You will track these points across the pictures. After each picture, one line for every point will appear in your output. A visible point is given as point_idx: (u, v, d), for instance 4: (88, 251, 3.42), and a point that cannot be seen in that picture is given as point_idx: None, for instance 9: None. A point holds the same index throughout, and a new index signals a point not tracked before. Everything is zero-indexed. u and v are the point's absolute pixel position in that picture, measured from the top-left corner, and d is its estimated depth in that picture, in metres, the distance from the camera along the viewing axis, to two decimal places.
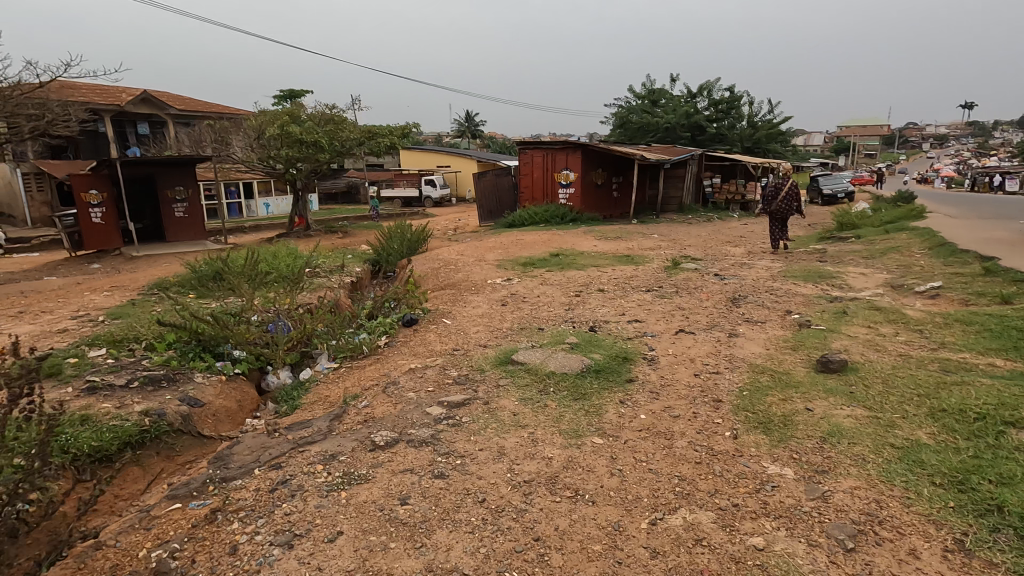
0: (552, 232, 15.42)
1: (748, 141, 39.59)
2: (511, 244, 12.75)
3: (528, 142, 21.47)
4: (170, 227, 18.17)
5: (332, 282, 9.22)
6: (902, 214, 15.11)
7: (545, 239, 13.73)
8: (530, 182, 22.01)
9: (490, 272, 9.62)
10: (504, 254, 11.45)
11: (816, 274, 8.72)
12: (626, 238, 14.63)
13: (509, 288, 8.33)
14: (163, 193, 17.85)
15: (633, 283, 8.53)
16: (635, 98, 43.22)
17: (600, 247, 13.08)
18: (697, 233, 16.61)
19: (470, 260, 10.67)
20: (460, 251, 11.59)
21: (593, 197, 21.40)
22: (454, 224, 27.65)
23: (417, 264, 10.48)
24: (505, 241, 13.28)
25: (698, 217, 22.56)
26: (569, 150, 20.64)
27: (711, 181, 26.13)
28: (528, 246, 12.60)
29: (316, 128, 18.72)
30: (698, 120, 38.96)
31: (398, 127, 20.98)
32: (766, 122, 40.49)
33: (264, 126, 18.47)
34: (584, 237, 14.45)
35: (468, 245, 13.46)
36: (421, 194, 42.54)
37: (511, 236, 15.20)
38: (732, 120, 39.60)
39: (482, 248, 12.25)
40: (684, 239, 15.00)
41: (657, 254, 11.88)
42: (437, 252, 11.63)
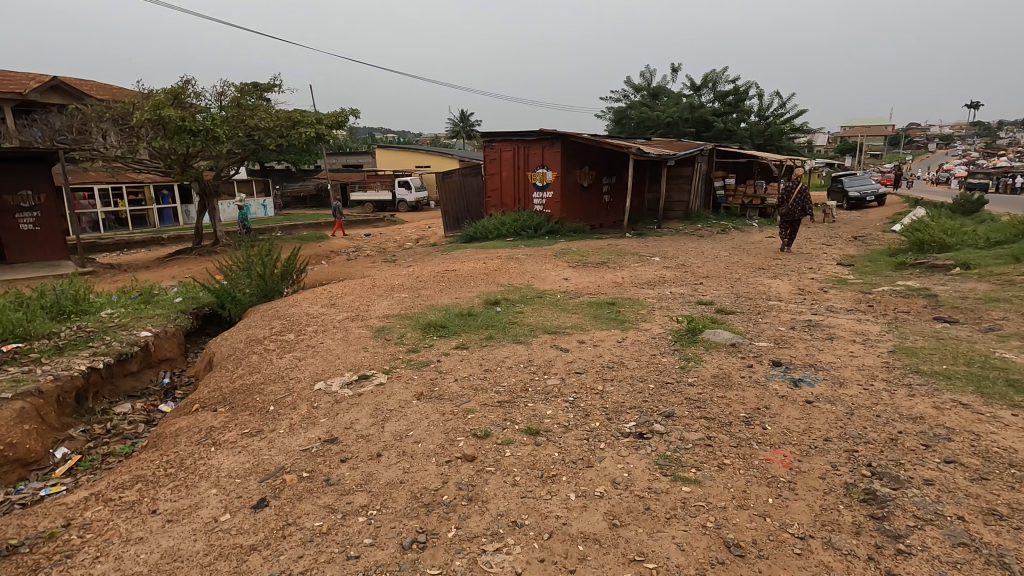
0: (510, 254, 11.11)
1: (760, 137, 35.11)
2: (434, 278, 8.35)
3: (495, 133, 16.99)
4: (14, 244, 13.76)
5: (30, 378, 4.76)
6: (1009, 226, 10.61)
7: (490, 268, 9.28)
8: (498, 184, 17.51)
9: (347, 356, 5.12)
10: (407, 302, 6.93)
11: (982, 369, 4.27)
12: (613, 264, 10.26)
13: (338, 417, 3.82)
14: (2, 200, 13.43)
15: (608, 397, 4.09)
16: (633, 90, 38.85)
17: (572, 283, 8.68)
18: (710, 253, 12.26)
19: (336, 319, 6.19)
20: (339, 295, 7.11)
21: (578, 202, 16.92)
22: (418, 235, 23.31)
23: (239, 324, 6.00)
24: (431, 273, 8.84)
25: (709, 227, 18.12)
26: (545, 143, 16.16)
27: (724, 182, 21.66)
28: (459, 282, 8.13)
29: (211, 114, 14.36)
30: (703, 114, 34.51)
31: (332, 113, 16.69)
32: (777, 117, 36.12)
33: (136, 108, 13.92)
34: (553, 263, 10.08)
35: (377, 278, 9.08)
36: (395, 198, 38.28)
37: (451, 260, 10.77)
38: (741, 114, 35.25)
39: (383, 287, 7.75)
40: (696, 264, 10.65)
41: (658, 299, 7.48)
42: (302, 296, 7.17)
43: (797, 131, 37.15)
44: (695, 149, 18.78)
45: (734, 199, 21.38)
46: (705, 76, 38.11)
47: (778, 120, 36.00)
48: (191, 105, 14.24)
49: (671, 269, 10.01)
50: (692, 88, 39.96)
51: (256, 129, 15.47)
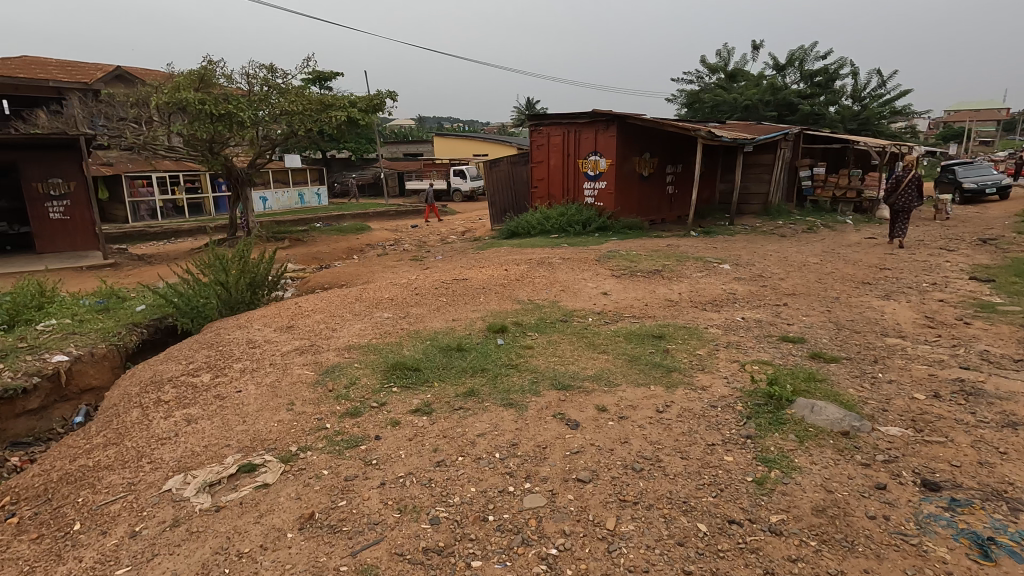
0: (544, 257, 9.38)
1: (853, 121, 31.05)
2: (438, 290, 6.74)
3: (543, 116, 15.12)
4: (44, 234, 13.48)
5: None
6: None
7: (510, 277, 7.57)
8: (545, 173, 15.65)
9: (258, 418, 3.59)
10: (387, 326, 5.36)
11: None
12: (670, 272, 8.27)
13: (147, 569, 2.27)
14: (30, 188, 13.08)
15: (621, 556, 2.29)
16: (708, 71, 35.55)
17: (612, 299, 6.82)
18: (794, 258, 9.97)
19: (280, 351, 4.69)
20: (304, 313, 5.65)
21: (635, 194, 14.81)
22: (465, 228, 21.92)
23: (157, 354, 4.64)
24: (437, 281, 7.25)
25: (792, 224, 15.49)
26: (598, 126, 14.13)
27: (811, 171, 18.72)
28: (465, 297, 6.47)
29: (235, 100, 13.58)
30: (787, 96, 30.94)
31: (367, 96, 15.58)
32: (875, 97, 31.87)
33: (155, 91, 13.19)
34: (592, 270, 8.23)
35: (376, 284, 7.60)
36: (450, 187, 37.26)
37: (473, 264, 9.19)
38: (831, 95, 31.34)
39: (369, 300, 6.22)
40: (777, 274, 8.47)
41: (724, 332, 5.51)
42: (262, 312, 5.78)
43: (898, 114, 32.68)
44: (779, 133, 16.12)
45: (824, 192, 18.43)
46: (791, 53, 34.21)
47: (876, 102, 31.73)
48: (212, 87, 13.43)
49: (744, 282, 7.90)
50: (775, 67, 36.07)
51: (283, 113, 14.48)
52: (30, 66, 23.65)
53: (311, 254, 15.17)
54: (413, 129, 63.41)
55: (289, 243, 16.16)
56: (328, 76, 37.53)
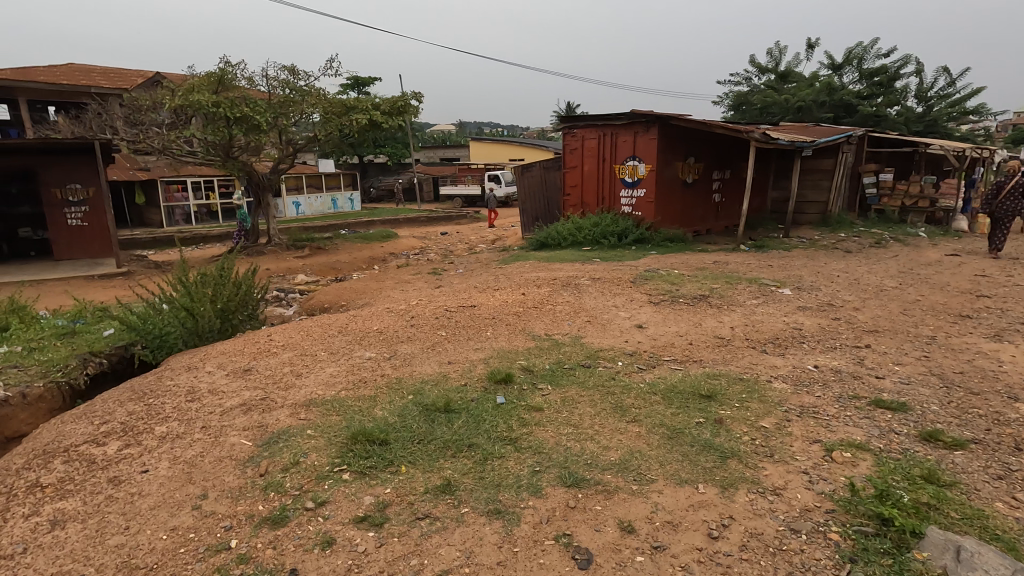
0: (571, 276, 8.28)
1: (919, 124, 28.56)
2: (439, 318, 5.71)
3: (577, 117, 13.95)
4: (62, 240, 13.23)
5: None
6: None
7: (527, 300, 6.50)
8: (578, 179, 14.45)
9: (144, 525, 2.61)
10: (364, 372, 4.35)
11: None
12: (717, 298, 7.04)
13: None
14: (49, 194, 12.84)
15: None
16: (756, 71, 33.61)
17: (649, 333, 5.66)
18: (867, 281, 8.54)
19: (220, 408, 3.73)
20: (271, 351, 4.70)
21: (677, 202, 13.46)
22: (496, 237, 20.94)
23: (73, 408, 3.76)
24: (442, 304, 6.24)
25: (856, 237, 13.85)
26: (637, 128, 12.89)
27: (877, 177, 16.96)
28: (470, 329, 5.41)
29: (253, 102, 13.02)
30: (844, 97, 28.77)
31: (391, 98, 14.86)
32: (944, 97, 29.27)
33: (170, 94, 12.75)
34: (625, 293, 7.08)
35: (374, 307, 6.65)
36: (484, 193, 36.53)
37: (491, 282, 8.17)
38: (894, 95, 28.96)
39: (354, 331, 5.25)
40: (848, 301, 7.12)
41: (793, 390, 4.26)
42: (226, 346, 4.87)
43: (970, 115, 29.91)
44: (841, 135, 14.48)
45: (892, 200, 16.66)
46: (850, 51, 31.89)
47: (945, 102, 29.10)
48: (229, 90, 12.91)
49: (809, 311, 6.59)
50: (831, 66, 33.78)
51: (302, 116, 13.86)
52: (74, 74, 24.13)
53: (330, 263, 14.50)
54: (451, 133, 63.32)
55: (310, 251, 15.57)
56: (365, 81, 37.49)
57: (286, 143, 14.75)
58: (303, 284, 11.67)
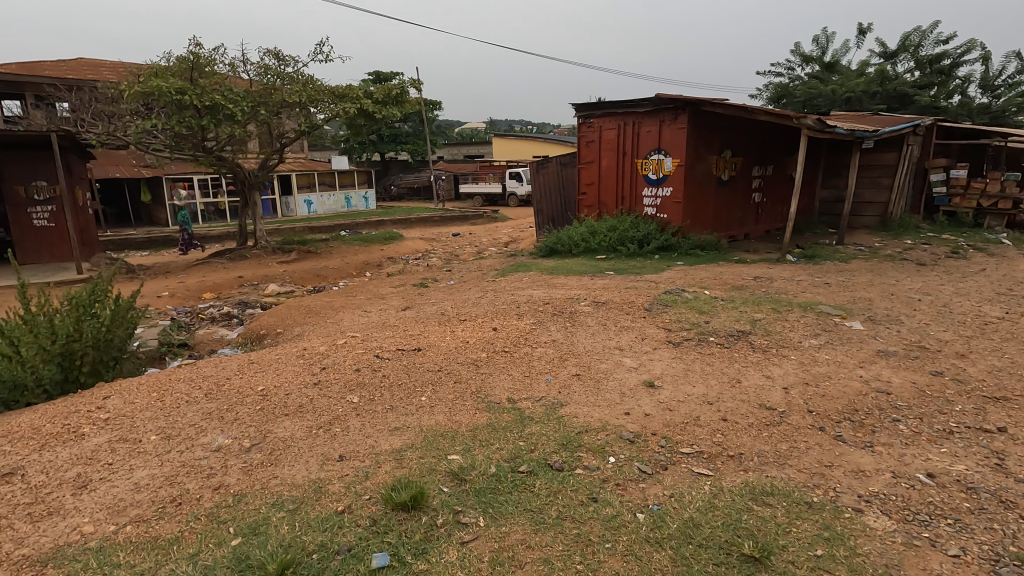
0: (570, 298, 6.56)
1: (985, 114, 25.57)
2: (363, 368, 4.04)
3: (593, 104, 12.11)
4: (25, 242, 12.15)
5: None
6: None
7: (499, 336, 4.78)
8: (594, 176, 12.61)
9: None
10: (188, 484, 2.69)
11: None
12: (761, 334, 5.19)
13: None
14: (12, 191, 11.76)
15: None
16: (800, 60, 30.89)
17: (662, 400, 3.87)
18: (959, 308, 6.52)
19: None
20: (76, 436, 3.08)
21: (711, 204, 11.52)
22: (509, 240, 19.27)
23: None
24: (380, 343, 4.57)
25: (926, 244, 11.66)
26: (663, 115, 11.00)
27: (946, 174, 14.66)
28: (398, 392, 3.72)
29: (228, 90, 11.60)
30: (898, 87, 25.96)
31: (386, 85, 13.58)
32: (1014, 84, 26.12)
33: (130, 80, 11.26)
34: (635, 327, 5.30)
35: (299, 342, 5.05)
36: (505, 191, 34.94)
37: (469, 306, 6.53)
38: (956, 83, 25.97)
39: (227, 393, 3.62)
40: (945, 341, 5.21)
41: (906, 541, 2.45)
42: (26, 419, 3.30)
43: None
44: (908, 124, 12.26)
45: (964, 200, 14.35)
46: (906, 37, 28.91)
47: (1017, 92, 25.91)
48: (202, 76, 11.51)
49: (894, 360, 4.70)
50: (883, 53, 30.80)
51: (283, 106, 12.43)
52: (81, 68, 23.40)
53: (316, 269, 12.97)
54: (478, 130, 62.11)
55: (298, 255, 14.20)
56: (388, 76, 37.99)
57: (271, 136, 13.38)
58: (273, 295, 10.24)
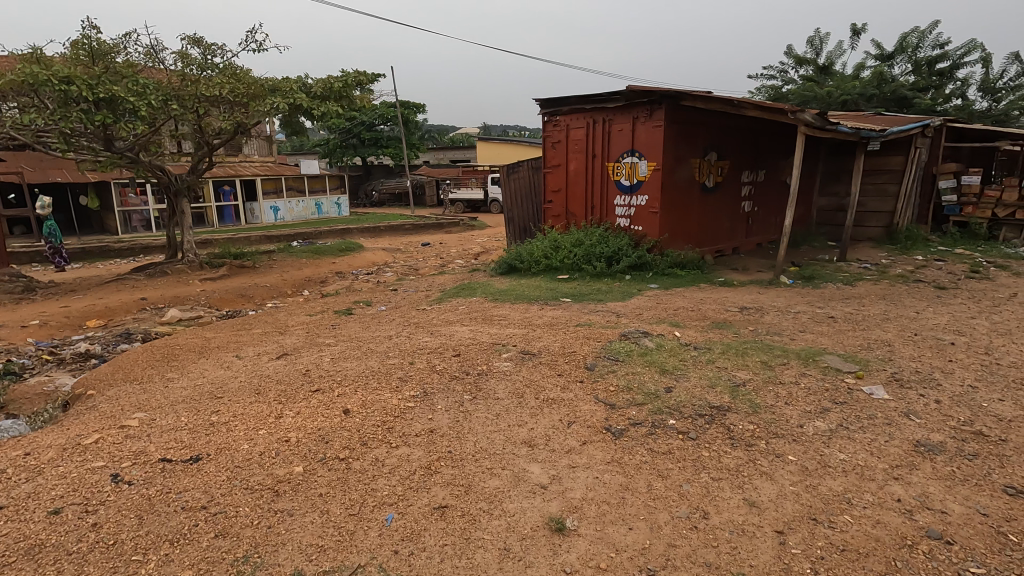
0: (495, 345, 4.93)
1: (986, 119, 24.20)
2: (76, 506, 2.39)
3: (560, 100, 10.54)
4: None
5: None
6: None
7: (349, 425, 3.14)
8: (562, 181, 11.01)
9: None
10: None
11: None
12: (745, 414, 3.57)
13: None
14: None
15: None
16: (793, 61, 29.47)
17: (569, 569, 2.26)
18: (1007, 359, 4.94)
19: None
20: None
21: (693, 214, 9.94)
22: (480, 251, 17.66)
23: None
24: (149, 442, 2.91)
25: (939, 261, 10.14)
26: (637, 112, 9.45)
27: (957, 180, 13.15)
28: (93, 570, 2.07)
29: (132, 79, 9.97)
30: (896, 90, 24.59)
31: (327, 78, 11.93)
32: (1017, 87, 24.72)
33: (11, 68, 9.58)
34: (563, 400, 3.67)
35: (62, 428, 3.40)
36: (488, 198, 33.35)
37: (361, 355, 4.89)
38: (956, 86, 24.59)
39: None
40: (1006, 422, 3.61)
41: None
42: None
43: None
44: (918, 124, 10.75)
45: (978, 210, 12.87)
46: (903, 38, 27.53)
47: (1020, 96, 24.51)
48: (100, 65, 9.90)
49: (940, 464, 3.11)
50: (880, 55, 29.43)
51: (202, 100, 10.80)
52: None
53: (244, 287, 11.29)
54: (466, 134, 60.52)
55: (229, 270, 12.52)
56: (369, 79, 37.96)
57: (194, 136, 11.74)
58: (170, 323, 8.53)
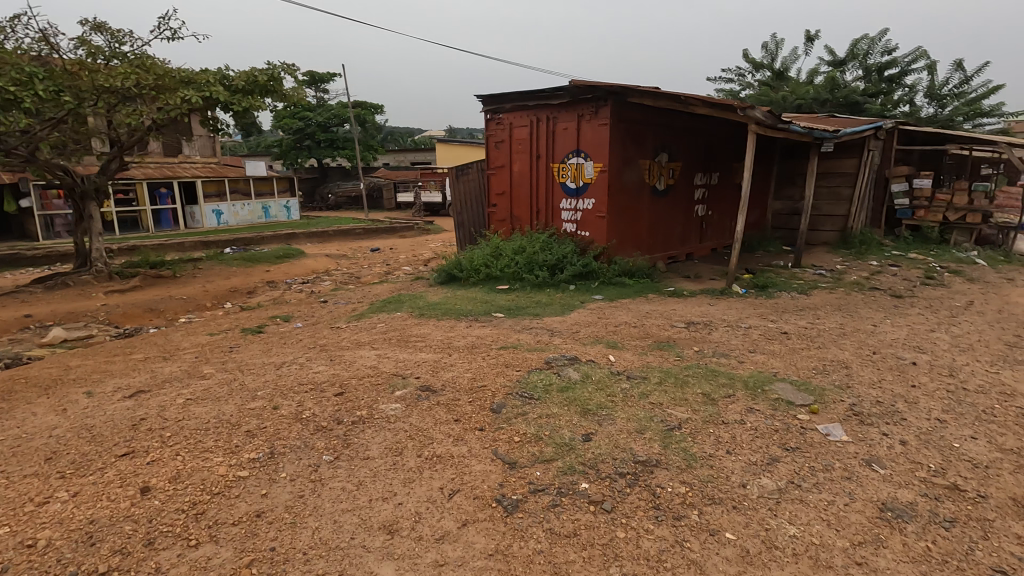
0: (394, 378, 4.12)
1: (933, 124, 24.69)
2: None
3: (502, 96, 9.82)
4: None
5: None
6: None
7: (137, 514, 2.31)
8: (506, 183, 10.29)
9: None
10: None
11: None
12: (676, 471, 2.87)
13: None
14: None
15: None
16: (750, 65, 29.62)
17: None
18: (973, 381, 4.43)
19: None
20: None
21: (643, 219, 9.36)
22: (430, 257, 16.80)
23: None
24: None
25: (894, 267, 9.85)
26: (582, 109, 8.81)
27: (909, 183, 13.01)
28: None
29: (15, 65, 8.76)
30: (848, 95, 24.86)
31: (250, 71, 10.91)
32: (962, 93, 25.33)
33: None
34: (451, 458, 2.90)
35: None
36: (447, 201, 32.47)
37: (229, 392, 4.03)
38: (905, 91, 25.04)
39: None
40: (981, 471, 3.03)
41: None
42: None
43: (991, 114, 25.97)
44: (871, 126, 10.44)
45: (929, 213, 12.76)
46: (854, 44, 27.90)
47: (965, 102, 25.06)
48: None
49: (912, 539, 2.46)
50: (832, 61, 29.85)
51: (102, 92, 9.66)
52: None
53: (155, 300, 10.17)
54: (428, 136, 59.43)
55: (143, 281, 11.32)
56: (324, 77, 36.70)
57: (98, 133, 10.56)
58: (49, 345, 7.35)
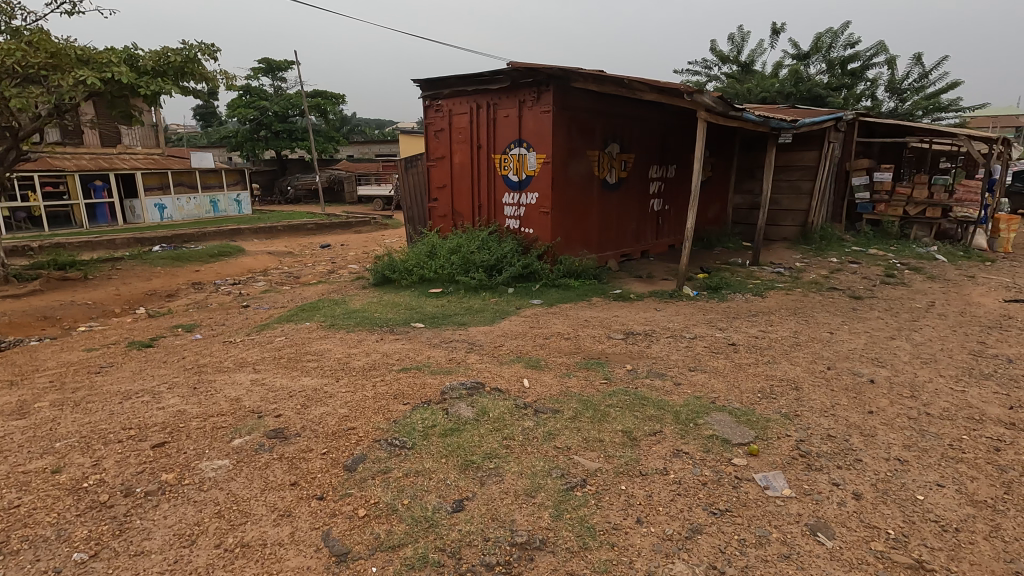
0: (248, 417, 3.31)
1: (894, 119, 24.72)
2: None
3: (439, 81, 9.00)
4: None
5: None
6: None
7: None
8: (447, 176, 9.49)
9: None
10: None
11: None
12: (562, 557, 2.17)
13: None
14: None
15: None
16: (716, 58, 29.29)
17: None
18: (940, 404, 3.84)
19: None
20: None
21: (591, 215, 8.68)
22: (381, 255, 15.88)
23: None
24: None
25: (853, 263, 9.42)
26: (522, 95, 8.07)
27: (869, 177, 12.67)
28: None
29: None
30: (811, 88, 24.69)
31: (160, 52, 9.84)
32: (922, 87, 25.40)
33: None
34: (260, 548, 2.13)
35: None
36: None
37: (33, 439, 3.16)
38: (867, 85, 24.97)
39: None
40: (951, 538, 2.41)
41: None
42: None
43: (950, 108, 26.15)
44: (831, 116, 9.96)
45: (890, 207, 12.44)
46: (818, 38, 27.83)
47: (924, 96, 25.14)
48: None
49: None
50: (797, 54, 29.74)
51: None
52: None
53: (54, 306, 9.10)
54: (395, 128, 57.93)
55: (45, 285, 10.18)
56: (281, 65, 35.07)
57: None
58: None
